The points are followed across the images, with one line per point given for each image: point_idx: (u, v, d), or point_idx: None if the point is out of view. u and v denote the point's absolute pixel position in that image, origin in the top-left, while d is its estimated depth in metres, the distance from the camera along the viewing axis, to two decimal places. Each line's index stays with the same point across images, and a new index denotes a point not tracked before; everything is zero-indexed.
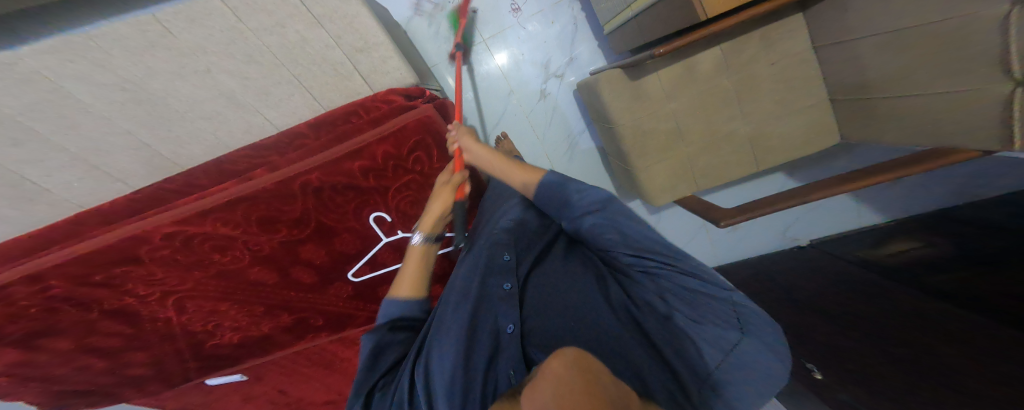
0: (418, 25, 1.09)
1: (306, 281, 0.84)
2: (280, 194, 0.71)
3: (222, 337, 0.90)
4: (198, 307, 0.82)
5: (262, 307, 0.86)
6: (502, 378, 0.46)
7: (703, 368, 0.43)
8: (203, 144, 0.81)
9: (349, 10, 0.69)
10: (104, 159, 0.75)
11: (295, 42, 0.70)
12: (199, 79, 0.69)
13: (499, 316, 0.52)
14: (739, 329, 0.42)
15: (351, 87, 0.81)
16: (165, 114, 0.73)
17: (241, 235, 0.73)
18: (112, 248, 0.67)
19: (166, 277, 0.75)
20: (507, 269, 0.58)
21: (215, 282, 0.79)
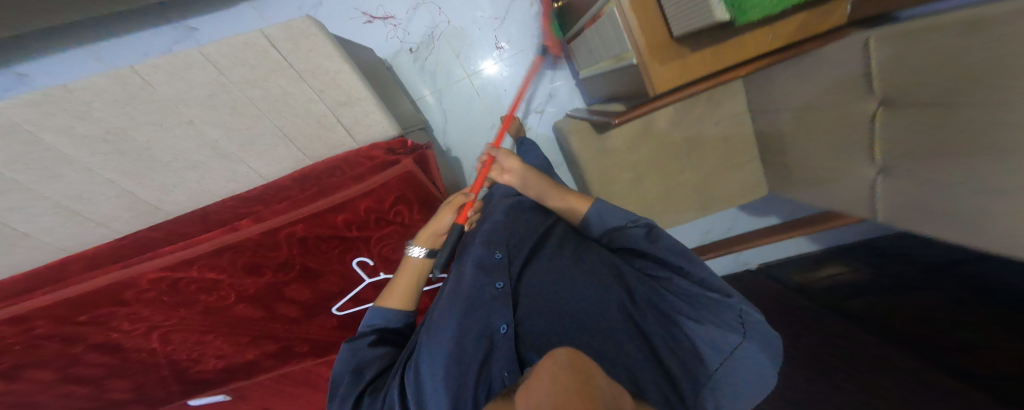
0: (404, 61, 0.93)
1: (290, 315, 0.74)
2: (262, 243, 0.64)
3: (207, 361, 0.77)
4: (186, 342, 0.72)
5: (246, 337, 0.75)
6: (499, 379, 0.35)
7: (701, 376, 0.37)
8: (120, 203, 0.63)
9: (331, 67, 0.60)
10: (90, 208, 0.62)
11: (278, 96, 0.59)
12: (183, 130, 0.58)
13: (494, 317, 0.41)
14: (741, 332, 0.37)
15: (334, 138, 0.67)
16: (152, 165, 0.60)
17: (227, 278, 0.66)
18: (100, 289, 0.60)
19: (170, 322, 0.69)
20: (499, 265, 0.47)
21: (201, 317, 0.69)
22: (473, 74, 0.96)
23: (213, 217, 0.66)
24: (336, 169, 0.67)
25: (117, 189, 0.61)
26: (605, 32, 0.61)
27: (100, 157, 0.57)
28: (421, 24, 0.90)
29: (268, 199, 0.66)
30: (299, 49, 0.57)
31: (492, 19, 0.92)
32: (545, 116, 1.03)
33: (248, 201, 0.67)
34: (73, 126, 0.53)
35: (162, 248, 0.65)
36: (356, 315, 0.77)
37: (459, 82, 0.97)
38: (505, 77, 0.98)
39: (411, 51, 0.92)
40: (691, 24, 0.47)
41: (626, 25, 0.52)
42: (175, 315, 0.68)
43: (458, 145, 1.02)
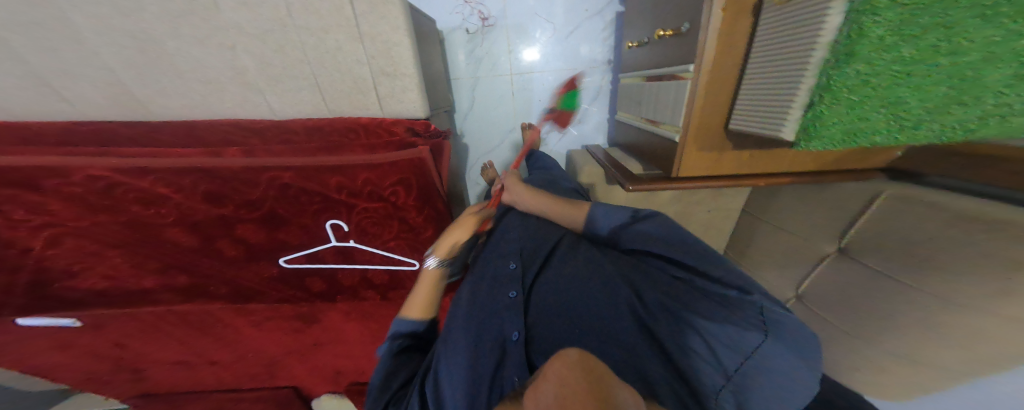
0: (458, 37, 0.94)
1: (228, 255, 0.67)
2: (240, 176, 0.61)
3: (83, 279, 0.65)
4: (76, 253, 0.62)
5: (157, 264, 0.66)
6: (506, 380, 0.44)
7: (722, 376, 0.39)
8: (103, 90, 0.58)
9: (392, 37, 0.57)
10: (67, 85, 0.56)
11: (327, 49, 0.57)
12: (219, 52, 0.57)
13: (506, 324, 0.50)
14: (761, 329, 0.39)
15: (361, 102, 0.64)
16: (166, 71, 0.58)
17: (179, 199, 0.61)
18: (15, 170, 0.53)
19: (79, 225, 0.60)
20: (513, 278, 0.57)
21: (118, 229, 0.61)
22: (517, 74, 0.99)
23: (201, 130, 0.62)
24: (350, 130, 0.65)
25: (107, 75, 0.57)
26: (665, 95, 0.73)
27: (119, 49, 0.54)
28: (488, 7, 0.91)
29: (260, 131, 0.63)
30: (372, 12, 0.55)
31: (557, 28, 0.94)
32: (566, 138, 1.11)
33: (245, 131, 0.62)
34: (105, 13, 0.51)
35: (121, 148, 0.59)
36: (301, 273, 0.72)
37: (501, 77, 1.00)
38: (546, 89, 1.02)
39: (468, 31, 0.94)
40: (747, 127, 0.59)
41: (693, 96, 0.63)
42: (87, 220, 0.60)
43: (472, 134, 1.09)
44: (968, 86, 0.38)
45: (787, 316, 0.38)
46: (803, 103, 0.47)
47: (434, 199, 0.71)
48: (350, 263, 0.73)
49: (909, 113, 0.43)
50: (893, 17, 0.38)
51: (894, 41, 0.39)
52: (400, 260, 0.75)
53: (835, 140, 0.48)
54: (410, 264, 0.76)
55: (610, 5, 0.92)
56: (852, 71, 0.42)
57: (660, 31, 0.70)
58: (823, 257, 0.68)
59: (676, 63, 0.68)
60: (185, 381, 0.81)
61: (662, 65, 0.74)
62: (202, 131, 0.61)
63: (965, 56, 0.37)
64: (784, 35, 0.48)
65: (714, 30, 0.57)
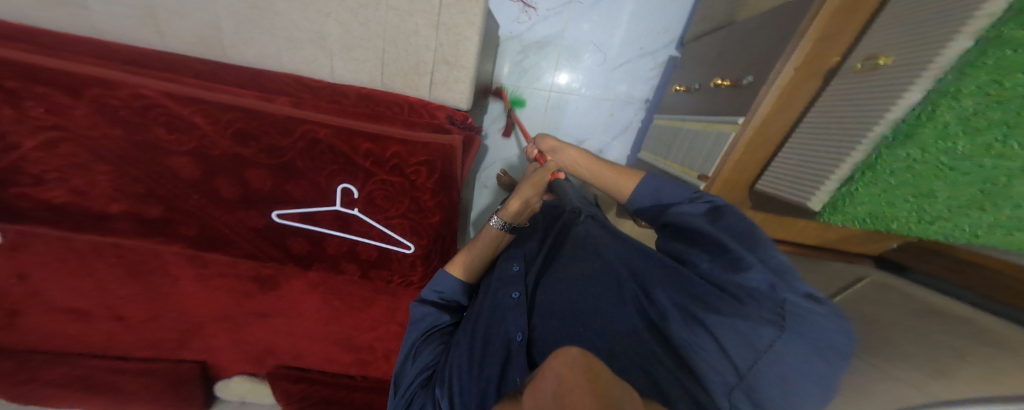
0: (511, 47, 1.02)
1: (224, 200, 0.60)
2: (278, 123, 0.58)
3: (45, 191, 0.56)
4: (58, 161, 0.55)
5: (140, 190, 0.58)
6: (513, 381, 0.42)
7: (732, 373, 0.35)
8: (197, 30, 0.62)
9: (465, 32, 0.64)
10: (170, 21, 0.61)
11: (406, 30, 0.64)
12: (314, 15, 0.62)
13: (510, 326, 0.49)
14: (778, 326, 0.34)
15: (413, 83, 0.69)
16: (260, 25, 0.62)
17: (207, 131, 0.57)
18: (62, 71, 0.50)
19: (83, 134, 0.54)
20: (515, 280, 0.55)
21: (122, 144, 0.56)
22: (556, 92, 1.06)
23: (263, 78, 0.63)
24: (395, 105, 0.66)
25: (210, 22, 0.62)
26: (701, 141, 0.75)
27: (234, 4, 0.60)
28: (546, 28, 1.00)
29: (309, 85, 0.64)
30: (455, 7, 0.62)
31: (607, 58, 1.04)
32: None
33: (303, 86, 0.64)
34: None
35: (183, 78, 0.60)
36: (289, 231, 0.63)
37: (540, 90, 1.06)
38: (578, 112, 1.08)
39: (521, 43, 1.02)
40: (774, 186, 0.59)
41: (730, 147, 0.64)
42: (98, 134, 0.55)
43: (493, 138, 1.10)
44: (997, 194, 0.35)
45: (804, 308, 0.34)
46: (840, 177, 0.47)
47: (454, 192, 0.67)
48: (346, 237, 0.65)
49: (935, 207, 0.41)
50: (973, 105, 0.36)
51: (960, 130, 0.37)
52: (395, 240, 0.67)
53: (858, 220, 0.48)
54: (405, 246, 0.69)
55: (664, 48, 1.03)
56: (903, 154, 0.42)
57: (718, 80, 0.72)
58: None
59: (728, 113, 0.68)
60: (74, 338, 0.65)
61: (713, 112, 0.75)
62: (263, 78, 0.63)
63: (1013, 159, 0.33)
64: (846, 106, 0.48)
65: (777, 86, 0.57)
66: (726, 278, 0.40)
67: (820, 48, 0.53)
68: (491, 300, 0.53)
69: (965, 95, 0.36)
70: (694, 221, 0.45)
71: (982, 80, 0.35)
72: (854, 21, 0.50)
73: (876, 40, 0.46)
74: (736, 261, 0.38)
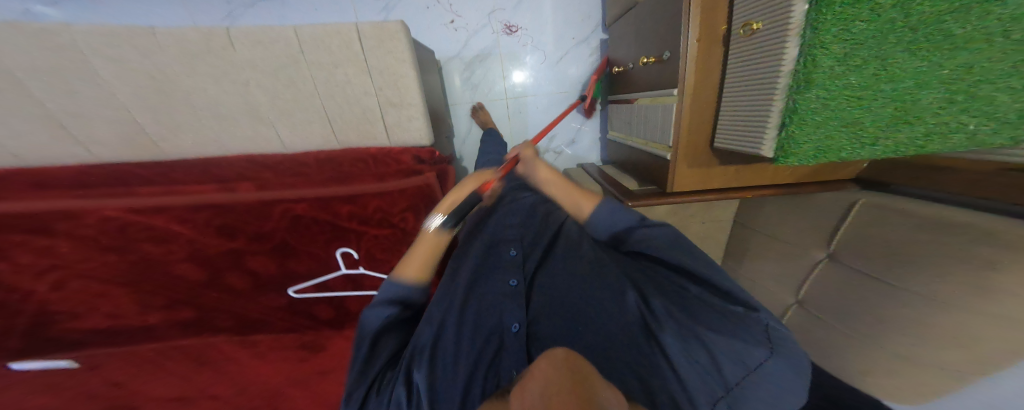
0: (454, 67, 1.03)
1: (236, 287, 0.68)
2: (252, 210, 0.63)
3: (88, 319, 0.67)
4: (81, 290, 0.64)
5: (164, 300, 0.68)
6: (509, 371, 0.51)
7: (721, 386, 0.43)
8: (120, 132, 0.63)
9: (400, 71, 0.70)
10: (81, 128, 0.61)
11: (338, 82, 0.69)
12: (233, 87, 0.65)
13: (507, 316, 0.56)
14: (767, 347, 0.43)
15: (368, 131, 0.72)
16: (178, 110, 0.64)
17: (191, 235, 0.63)
18: (33, 217, 0.56)
19: (87, 265, 0.62)
20: (513, 270, 0.63)
21: (129, 266, 0.64)
22: (512, 98, 1.08)
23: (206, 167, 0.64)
24: (357, 161, 0.68)
25: (126, 119, 0.62)
26: (652, 115, 0.77)
27: (138, 91, 0.61)
28: (481, 41, 1.01)
29: (257, 161, 0.65)
30: (379, 50, 0.68)
31: (547, 55, 1.04)
32: (562, 156, 1.18)
33: (258, 166, 0.65)
34: (129, 60, 0.60)
35: (139, 187, 0.61)
36: (311, 300, 0.73)
37: (496, 101, 1.09)
38: (540, 110, 1.11)
39: (463, 62, 1.03)
40: (736, 143, 0.62)
41: (677, 115, 0.67)
42: (99, 259, 0.62)
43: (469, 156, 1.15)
44: (912, 108, 0.44)
45: (785, 335, 0.43)
46: (777, 124, 0.54)
47: None
48: (360, 288, 0.73)
49: (869, 129, 0.49)
50: (838, 51, 0.46)
51: (844, 70, 0.47)
52: None
53: (811, 157, 0.54)
54: None
55: (594, 33, 1.04)
56: (813, 95, 0.49)
57: (643, 58, 0.77)
58: (817, 264, 0.70)
59: (663, 86, 0.72)
60: None
61: (653, 86, 0.78)
62: (213, 166, 0.63)
63: (902, 81, 0.43)
64: (751, 66, 0.56)
65: (692, 59, 0.63)
66: (716, 302, 0.48)
67: (708, 22, 0.61)
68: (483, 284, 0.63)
69: (833, 43, 0.46)
70: (681, 245, 0.50)
71: (835, 31, 0.45)
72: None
73: (744, 9, 0.56)
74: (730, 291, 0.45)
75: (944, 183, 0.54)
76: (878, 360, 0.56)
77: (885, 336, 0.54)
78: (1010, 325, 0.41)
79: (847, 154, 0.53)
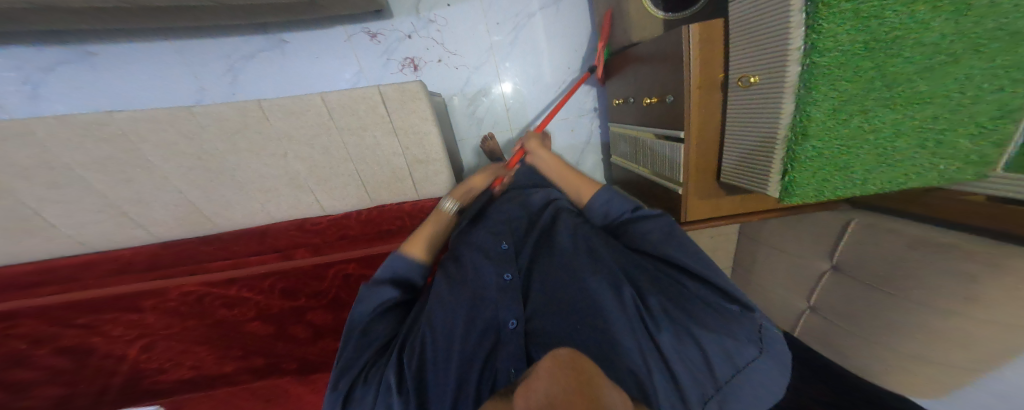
0: (457, 103, 1.14)
1: (298, 335, 0.72)
2: (310, 272, 0.72)
3: (172, 371, 0.70)
4: (166, 352, 0.70)
5: (238, 350, 0.71)
6: (505, 373, 0.48)
7: (712, 385, 0.45)
8: (174, 210, 0.71)
9: (424, 129, 0.75)
10: (139, 210, 0.70)
11: (369, 145, 0.74)
12: (273, 160, 0.70)
13: (503, 312, 0.54)
14: (757, 346, 0.46)
15: (400, 188, 0.79)
16: (226, 184, 0.70)
17: (255, 297, 0.71)
18: (118, 297, 0.68)
19: (166, 332, 0.70)
20: (507, 264, 0.62)
21: (205, 328, 0.70)
22: (517, 128, 1.21)
23: (269, 235, 0.76)
24: (398, 218, 0.77)
25: (179, 198, 0.70)
26: (659, 151, 0.86)
27: (186, 171, 0.67)
28: (484, 77, 1.13)
29: (310, 228, 0.76)
30: (403, 111, 0.73)
31: (547, 86, 1.19)
32: None
33: (308, 233, 0.76)
34: (176, 142, 0.65)
35: (210, 263, 0.73)
36: None
37: (503, 132, 1.21)
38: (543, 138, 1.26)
39: (466, 97, 1.14)
40: (742, 181, 0.68)
41: (684, 156, 0.74)
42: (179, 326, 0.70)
43: None
44: (891, 154, 0.51)
45: (769, 332, 0.47)
46: (780, 170, 0.59)
47: None
48: None
49: (855, 172, 0.55)
50: (831, 107, 0.51)
51: (835, 123, 0.52)
52: None
53: (810, 197, 0.60)
54: None
55: (585, 64, 1.20)
56: (809, 147, 0.54)
57: (648, 100, 0.85)
58: (822, 274, 0.78)
59: (667, 127, 0.79)
60: None
61: (653, 124, 0.88)
62: (276, 232, 0.76)
63: (882, 131, 0.50)
64: (751, 114, 0.61)
65: (693, 105, 0.69)
66: (716, 299, 0.49)
67: (705, 67, 0.66)
68: (486, 284, 0.60)
69: (822, 101, 0.51)
70: (673, 243, 0.52)
71: (827, 93, 0.50)
72: (717, 46, 0.65)
73: (741, 62, 0.60)
74: (726, 288, 0.47)
75: (936, 210, 0.59)
76: (895, 362, 0.61)
77: (887, 338, 0.62)
78: (1003, 329, 0.46)
79: (847, 192, 0.57)
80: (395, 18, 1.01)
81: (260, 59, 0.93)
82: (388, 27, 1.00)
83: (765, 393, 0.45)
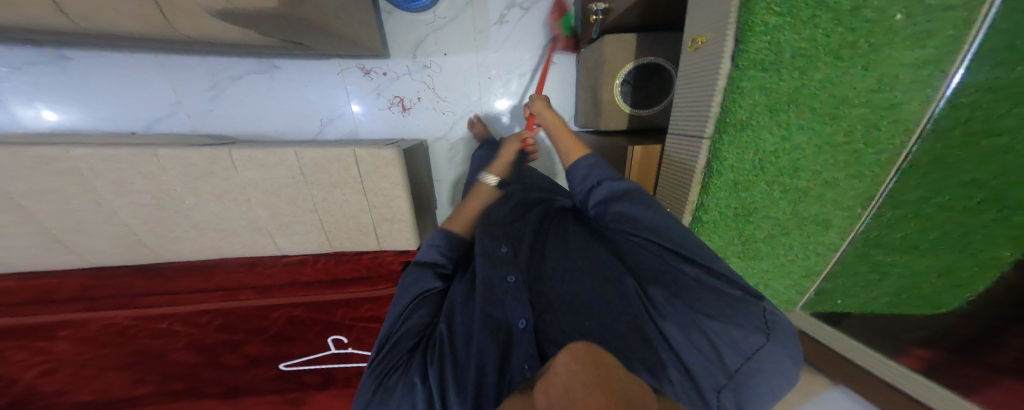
0: (440, 146, 1.21)
1: (228, 363, 0.70)
2: (256, 312, 0.80)
3: (74, 394, 0.63)
4: (70, 377, 0.66)
5: (156, 377, 0.67)
6: (519, 370, 0.45)
7: (724, 373, 0.45)
8: (119, 240, 0.79)
9: (393, 192, 0.81)
10: (80, 238, 0.77)
11: (336, 200, 0.80)
12: (235, 204, 0.76)
13: (509, 312, 0.52)
14: (765, 333, 0.44)
15: (363, 238, 0.88)
16: (180, 218, 0.77)
17: (184, 331, 0.75)
18: (44, 326, 0.73)
19: (73, 357, 0.69)
20: (507, 262, 0.59)
21: (120, 354, 0.70)
22: None
23: (219, 273, 0.85)
24: (355, 269, 0.89)
25: (125, 229, 0.78)
26: None
27: (140, 207, 0.74)
28: (467, 123, 1.18)
29: (263, 270, 0.86)
30: (374, 175, 0.78)
31: None
32: None
33: (258, 275, 0.86)
34: (134, 182, 0.71)
35: (144, 298, 0.80)
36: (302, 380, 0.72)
37: None
38: None
39: (449, 142, 1.21)
40: None
41: None
42: (93, 353, 0.70)
43: None
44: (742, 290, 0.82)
45: (782, 322, 0.45)
46: None
47: None
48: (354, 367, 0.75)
49: None
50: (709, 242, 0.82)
51: None
52: None
53: None
54: None
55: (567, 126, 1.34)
56: None
57: None
58: None
59: None
60: None
61: None
62: (227, 269, 0.85)
63: None
64: None
65: None
66: (715, 283, 0.48)
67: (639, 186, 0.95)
68: (483, 280, 0.56)
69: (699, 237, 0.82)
70: (657, 225, 0.53)
71: None
72: (652, 164, 0.89)
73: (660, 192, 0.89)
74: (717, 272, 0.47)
75: None
76: None
77: None
78: None
79: None
80: (392, 59, 1.09)
81: (252, 79, 1.00)
82: (382, 66, 1.08)
83: (789, 381, 0.43)
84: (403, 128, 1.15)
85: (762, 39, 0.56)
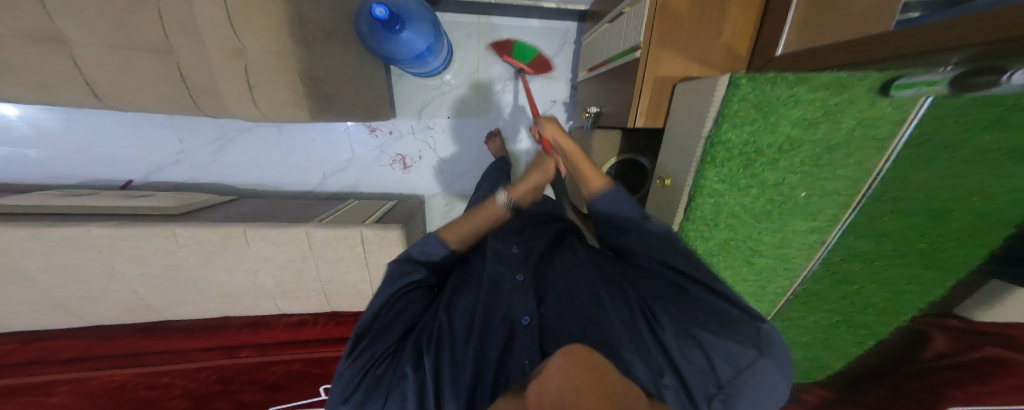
0: (436, 203, 1.30)
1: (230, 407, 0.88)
2: (257, 366, 0.92)
3: None
4: None
5: None
6: (519, 364, 0.49)
7: (715, 384, 0.45)
8: (123, 304, 0.85)
9: None
10: (86, 304, 0.83)
11: (340, 271, 0.88)
12: (243, 274, 0.83)
13: (514, 309, 0.57)
14: (758, 349, 0.45)
15: (361, 301, 0.97)
16: (186, 282, 0.83)
17: (184, 384, 0.88)
18: (62, 379, 0.85)
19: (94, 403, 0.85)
20: (519, 266, 0.65)
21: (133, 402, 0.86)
22: None
23: (223, 332, 0.93)
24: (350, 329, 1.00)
25: (131, 294, 0.84)
26: None
27: (152, 275, 0.80)
28: (467, 182, 1.29)
29: (263, 331, 0.94)
30: (380, 252, 0.87)
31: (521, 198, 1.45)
32: None
33: (259, 335, 0.94)
34: (147, 255, 0.77)
35: (140, 353, 0.90)
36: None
37: None
38: None
39: (445, 200, 1.30)
40: None
41: None
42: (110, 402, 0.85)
43: None
44: None
45: (772, 334, 0.45)
46: None
47: None
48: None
49: None
50: None
51: None
52: None
53: None
54: None
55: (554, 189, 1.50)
56: None
57: None
58: None
59: None
60: None
61: None
62: (229, 330, 0.93)
63: None
64: None
65: None
66: (711, 301, 0.50)
67: None
68: (494, 278, 0.63)
69: None
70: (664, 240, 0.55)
71: None
72: None
73: None
74: (717, 286, 0.50)
75: None
76: None
77: None
78: None
79: None
80: (399, 119, 1.18)
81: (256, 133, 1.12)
82: (387, 127, 1.17)
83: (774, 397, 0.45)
84: (403, 183, 1.25)
85: (708, 201, 0.72)
